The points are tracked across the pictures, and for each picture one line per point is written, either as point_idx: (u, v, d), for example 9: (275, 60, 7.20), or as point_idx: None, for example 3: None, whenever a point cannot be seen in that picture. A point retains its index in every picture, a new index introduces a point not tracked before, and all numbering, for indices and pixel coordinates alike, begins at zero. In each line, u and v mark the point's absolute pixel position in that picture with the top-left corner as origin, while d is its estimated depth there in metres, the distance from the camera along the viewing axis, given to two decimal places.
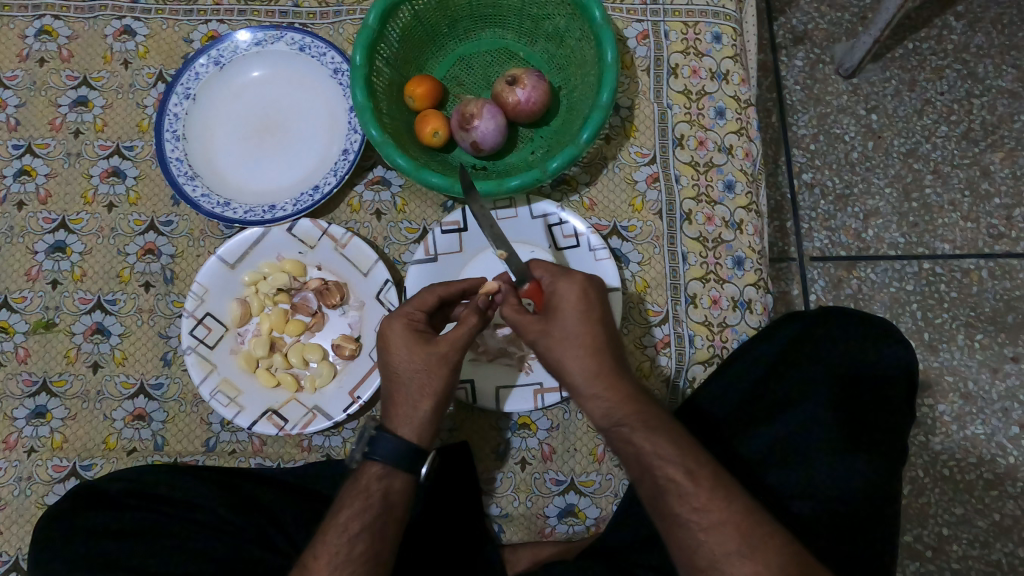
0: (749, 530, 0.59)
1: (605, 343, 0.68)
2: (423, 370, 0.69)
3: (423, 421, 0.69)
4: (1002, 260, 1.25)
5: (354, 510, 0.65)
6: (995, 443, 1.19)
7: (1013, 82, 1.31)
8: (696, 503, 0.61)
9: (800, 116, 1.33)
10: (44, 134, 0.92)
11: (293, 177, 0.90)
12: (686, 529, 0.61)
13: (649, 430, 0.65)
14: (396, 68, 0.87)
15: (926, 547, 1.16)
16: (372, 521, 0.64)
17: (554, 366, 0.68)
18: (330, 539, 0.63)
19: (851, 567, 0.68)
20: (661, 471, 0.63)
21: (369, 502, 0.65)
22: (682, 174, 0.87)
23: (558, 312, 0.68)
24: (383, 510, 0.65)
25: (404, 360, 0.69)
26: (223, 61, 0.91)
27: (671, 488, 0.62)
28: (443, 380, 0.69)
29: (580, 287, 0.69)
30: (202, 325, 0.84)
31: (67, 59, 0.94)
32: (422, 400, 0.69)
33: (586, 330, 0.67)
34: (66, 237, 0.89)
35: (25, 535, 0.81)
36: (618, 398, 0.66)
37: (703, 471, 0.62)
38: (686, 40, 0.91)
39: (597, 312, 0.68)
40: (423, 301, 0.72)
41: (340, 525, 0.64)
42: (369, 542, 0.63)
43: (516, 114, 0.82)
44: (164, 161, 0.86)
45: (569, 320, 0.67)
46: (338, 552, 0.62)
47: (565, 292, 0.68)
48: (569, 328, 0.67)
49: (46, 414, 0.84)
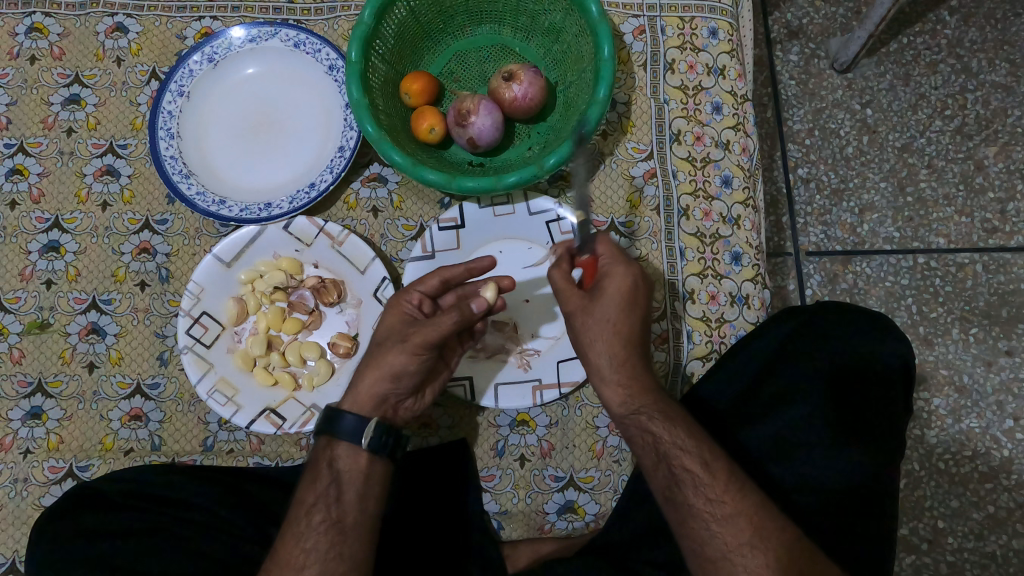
0: (763, 523, 0.61)
1: (639, 330, 0.68)
2: (383, 342, 0.72)
3: (364, 392, 0.70)
4: (996, 254, 1.26)
5: (308, 485, 0.68)
6: (989, 435, 1.20)
7: (1007, 76, 1.31)
8: (710, 495, 0.62)
9: (795, 111, 1.33)
10: (37, 133, 0.91)
11: (288, 175, 0.89)
12: (699, 521, 0.62)
13: (668, 420, 0.65)
14: (391, 64, 0.86)
15: (922, 540, 1.17)
16: (325, 491, 0.67)
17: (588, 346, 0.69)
18: (294, 516, 0.66)
19: (851, 555, 0.69)
20: (679, 461, 0.63)
21: (318, 474, 0.68)
22: (680, 170, 0.87)
23: (603, 299, 0.67)
24: (332, 478, 0.68)
25: (382, 331, 0.73)
26: (217, 58, 0.90)
27: (687, 479, 0.63)
28: (391, 356, 0.70)
29: (630, 274, 0.68)
30: (198, 324, 0.83)
31: (59, 57, 0.93)
32: (366, 373, 0.71)
33: (627, 315, 0.67)
34: (60, 237, 0.89)
35: (21, 537, 0.81)
36: (638, 389, 0.67)
37: (717, 464, 0.63)
38: (682, 35, 0.91)
39: (642, 298, 0.68)
40: (425, 282, 0.74)
41: (299, 502, 0.67)
42: (326, 510, 0.66)
43: (513, 109, 0.82)
44: (158, 160, 0.85)
45: (613, 306, 0.67)
46: (298, 526, 0.65)
47: (612, 279, 0.68)
48: (612, 311, 0.67)
49: (41, 415, 0.84)
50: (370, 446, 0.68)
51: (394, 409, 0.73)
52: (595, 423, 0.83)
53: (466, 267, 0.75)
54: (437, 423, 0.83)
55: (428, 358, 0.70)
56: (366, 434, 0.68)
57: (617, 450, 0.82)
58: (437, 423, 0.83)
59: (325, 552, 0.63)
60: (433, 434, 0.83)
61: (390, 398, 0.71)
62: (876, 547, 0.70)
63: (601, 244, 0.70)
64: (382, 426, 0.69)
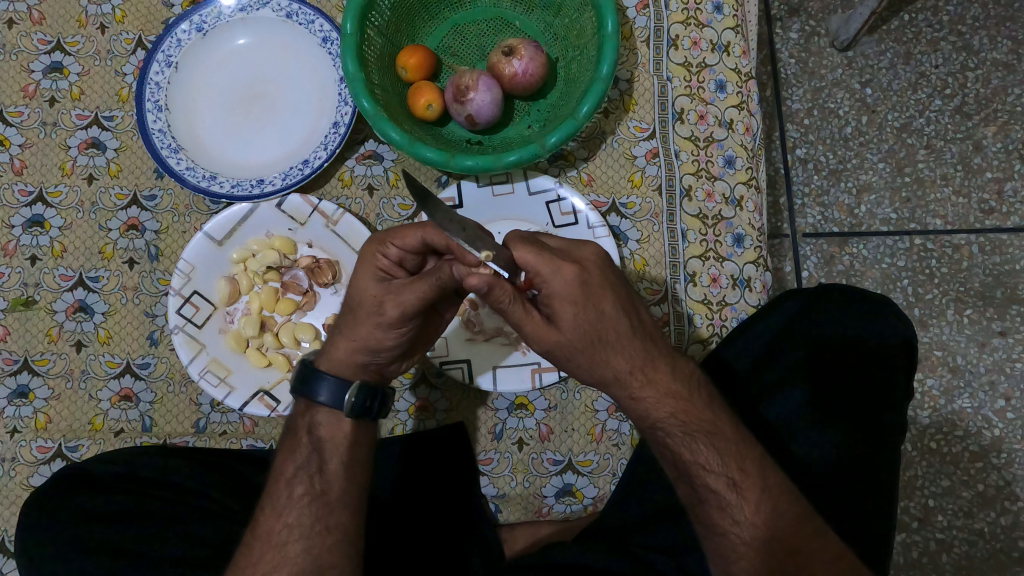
0: (793, 547, 0.61)
1: (630, 334, 0.61)
2: (354, 307, 0.65)
3: (341, 357, 0.66)
4: (992, 235, 1.26)
5: (287, 455, 0.67)
6: (981, 416, 1.21)
7: (1008, 55, 1.29)
8: (738, 516, 0.62)
9: (794, 90, 1.31)
10: (17, 103, 0.88)
11: (280, 151, 0.87)
12: (727, 539, 0.62)
13: (688, 436, 0.63)
14: (388, 37, 0.83)
15: (912, 519, 1.18)
16: (306, 462, 0.66)
17: (583, 368, 0.62)
18: (274, 488, 0.66)
19: (855, 526, 0.70)
20: (702, 481, 0.63)
21: (297, 443, 0.67)
22: (682, 149, 0.86)
23: (564, 321, 0.59)
24: (314, 449, 0.66)
25: (353, 290, 0.65)
26: (206, 28, 0.87)
27: (712, 498, 0.63)
28: (366, 328, 0.65)
29: (579, 273, 0.59)
30: (189, 303, 0.81)
31: (39, 23, 0.89)
32: (341, 341, 0.67)
33: (604, 323, 0.60)
34: (44, 211, 0.86)
35: (10, 518, 0.79)
36: (659, 396, 0.63)
37: (746, 482, 0.62)
38: (686, 10, 0.88)
39: (603, 300, 0.60)
40: (402, 236, 0.63)
41: (279, 473, 0.67)
42: (308, 483, 0.65)
43: (514, 86, 0.80)
44: (146, 133, 0.83)
45: (583, 317, 0.59)
46: (280, 500, 0.65)
47: (561, 286, 0.58)
48: (579, 331, 0.59)
49: (28, 394, 0.82)
50: (352, 410, 0.65)
51: (381, 371, 0.69)
52: (593, 407, 0.82)
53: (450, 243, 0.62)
54: (434, 406, 0.82)
55: (406, 331, 0.65)
56: (350, 392, 0.65)
57: (617, 434, 0.81)
58: (434, 407, 0.82)
59: (310, 527, 0.63)
60: (430, 417, 0.82)
61: (371, 365, 0.67)
62: (877, 518, 0.71)
63: (522, 250, 0.58)
64: (364, 388, 0.66)
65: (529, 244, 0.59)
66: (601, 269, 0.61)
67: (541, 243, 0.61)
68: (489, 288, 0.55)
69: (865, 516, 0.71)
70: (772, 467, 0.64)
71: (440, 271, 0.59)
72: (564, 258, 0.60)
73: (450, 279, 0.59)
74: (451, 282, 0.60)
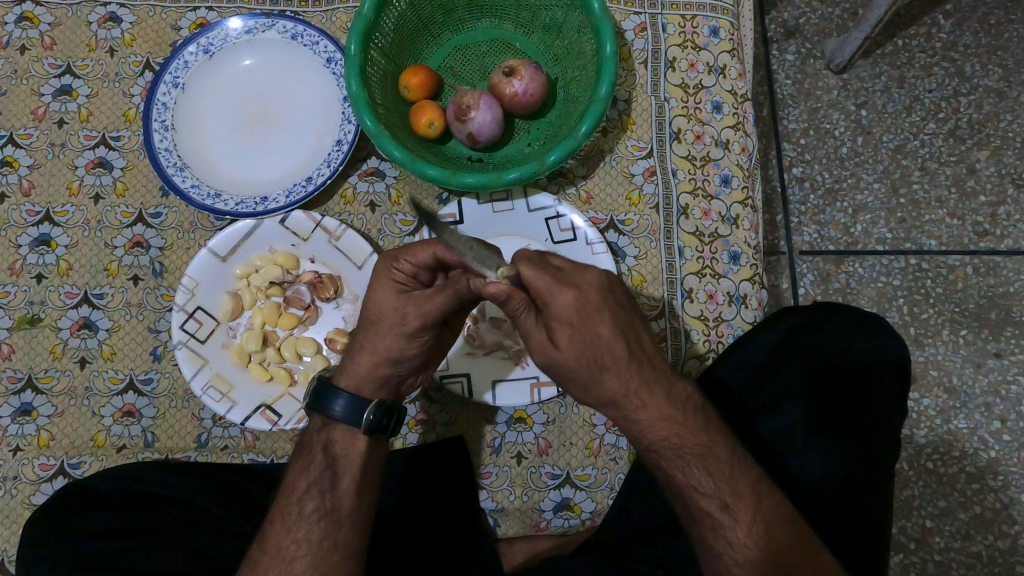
0: (786, 567, 0.62)
1: (626, 358, 0.60)
2: (374, 321, 0.66)
3: (363, 371, 0.67)
4: (986, 257, 1.27)
5: (299, 469, 0.67)
6: (977, 436, 1.21)
7: (999, 81, 1.32)
8: (731, 538, 0.62)
9: (790, 111, 1.34)
10: (27, 124, 0.89)
11: (284, 169, 0.88)
12: (721, 561, 0.63)
13: (680, 459, 0.63)
14: (391, 58, 0.85)
15: (910, 539, 1.18)
16: (318, 478, 0.66)
17: (581, 390, 0.62)
18: (284, 502, 0.66)
19: (856, 542, 0.70)
20: (696, 503, 0.64)
21: (311, 459, 0.67)
22: (679, 169, 0.87)
23: (562, 341, 0.59)
24: (327, 465, 0.66)
25: (370, 306, 0.66)
26: (212, 50, 0.89)
27: (706, 520, 0.63)
28: (389, 341, 0.65)
29: (576, 296, 0.59)
30: (192, 319, 0.82)
31: (50, 47, 0.91)
32: (362, 355, 0.67)
33: (600, 348, 0.59)
34: (51, 230, 0.87)
35: (10, 535, 0.80)
36: (654, 421, 0.62)
37: (740, 504, 0.63)
38: (683, 33, 0.90)
39: (599, 323, 0.59)
40: (415, 253, 0.65)
41: (290, 487, 0.67)
42: (319, 499, 0.65)
43: (514, 105, 0.82)
44: (153, 152, 0.84)
45: (579, 339, 0.59)
46: (289, 516, 0.65)
47: (559, 309, 0.58)
48: (576, 354, 0.59)
49: (31, 411, 0.83)
50: (369, 428, 0.65)
51: (398, 386, 0.70)
52: (592, 421, 0.82)
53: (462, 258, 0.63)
54: (434, 419, 0.82)
55: (427, 340, 0.66)
56: (368, 411, 0.65)
57: (614, 448, 0.82)
58: (434, 420, 0.82)
59: (318, 543, 0.63)
60: (430, 430, 0.82)
61: (391, 378, 0.68)
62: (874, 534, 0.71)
63: (525, 268, 0.59)
64: (382, 406, 0.66)
65: (534, 262, 0.59)
66: (601, 292, 0.60)
67: (545, 263, 0.60)
68: (507, 296, 0.57)
69: (864, 531, 0.71)
70: (767, 488, 0.65)
71: (457, 283, 0.62)
72: (562, 281, 0.59)
73: (468, 288, 0.61)
74: (468, 292, 0.62)
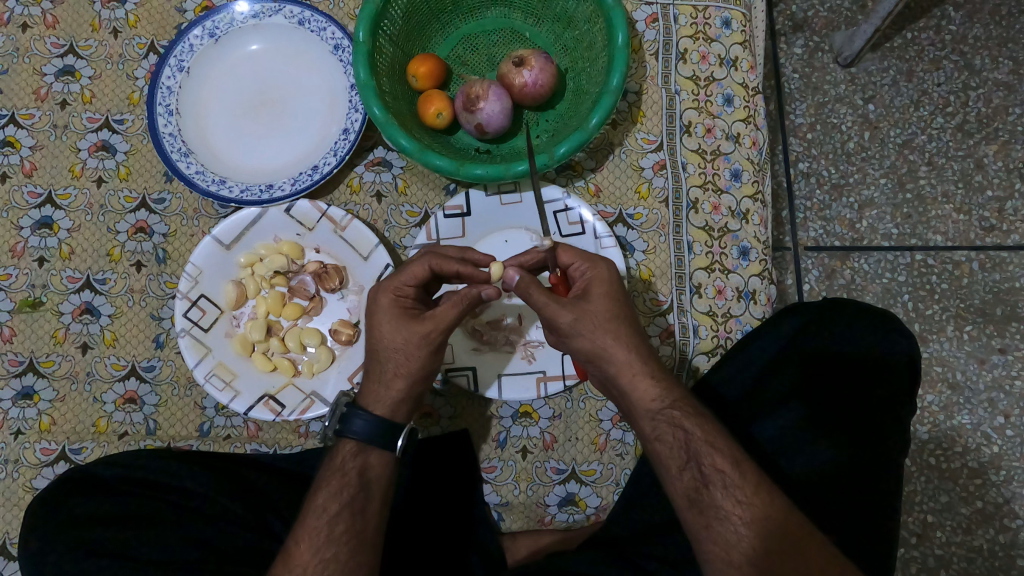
0: (794, 533, 0.60)
1: (639, 325, 0.67)
2: (398, 349, 0.66)
3: (397, 396, 0.67)
4: (992, 252, 1.26)
5: (331, 491, 0.64)
6: (980, 432, 1.21)
7: (1009, 75, 1.31)
8: (740, 495, 0.60)
9: (797, 104, 1.32)
10: (29, 104, 0.88)
11: (290, 157, 0.87)
12: (726, 522, 0.60)
13: (698, 417, 0.64)
14: (399, 46, 0.84)
15: (910, 534, 1.18)
16: (352, 499, 0.64)
17: (601, 350, 0.65)
18: (310, 523, 0.63)
19: (861, 535, 0.70)
20: (709, 460, 0.62)
21: (346, 481, 0.65)
22: (689, 162, 0.86)
23: (594, 293, 0.66)
24: (360, 488, 0.65)
25: (387, 336, 0.66)
26: (218, 33, 0.88)
27: (716, 479, 0.61)
28: (419, 362, 0.66)
29: (605, 265, 0.68)
30: (196, 307, 0.82)
31: (52, 26, 0.90)
32: (395, 380, 0.67)
33: (622, 308, 0.67)
34: (53, 212, 0.86)
35: (12, 519, 0.79)
36: (667, 384, 0.66)
37: (747, 465, 0.63)
38: (695, 24, 0.89)
39: (622, 290, 0.68)
40: (414, 273, 0.68)
41: (320, 507, 0.64)
42: (350, 521, 0.63)
43: (524, 96, 0.81)
44: (157, 137, 0.83)
45: (607, 295, 0.66)
46: (318, 536, 0.62)
47: (596, 272, 0.67)
48: (606, 304, 0.66)
49: (33, 395, 0.82)
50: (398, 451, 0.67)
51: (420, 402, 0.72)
52: (597, 416, 0.82)
53: (458, 264, 0.69)
54: (439, 413, 0.82)
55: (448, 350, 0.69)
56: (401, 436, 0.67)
57: (620, 444, 0.81)
58: (438, 413, 0.82)
59: (346, 564, 0.61)
60: (435, 424, 0.82)
61: (418, 396, 0.69)
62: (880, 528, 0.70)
63: (565, 249, 0.69)
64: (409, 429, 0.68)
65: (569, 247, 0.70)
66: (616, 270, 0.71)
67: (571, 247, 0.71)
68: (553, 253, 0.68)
69: (866, 525, 0.70)
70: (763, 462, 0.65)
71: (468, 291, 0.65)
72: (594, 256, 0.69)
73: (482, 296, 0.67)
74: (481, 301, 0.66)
